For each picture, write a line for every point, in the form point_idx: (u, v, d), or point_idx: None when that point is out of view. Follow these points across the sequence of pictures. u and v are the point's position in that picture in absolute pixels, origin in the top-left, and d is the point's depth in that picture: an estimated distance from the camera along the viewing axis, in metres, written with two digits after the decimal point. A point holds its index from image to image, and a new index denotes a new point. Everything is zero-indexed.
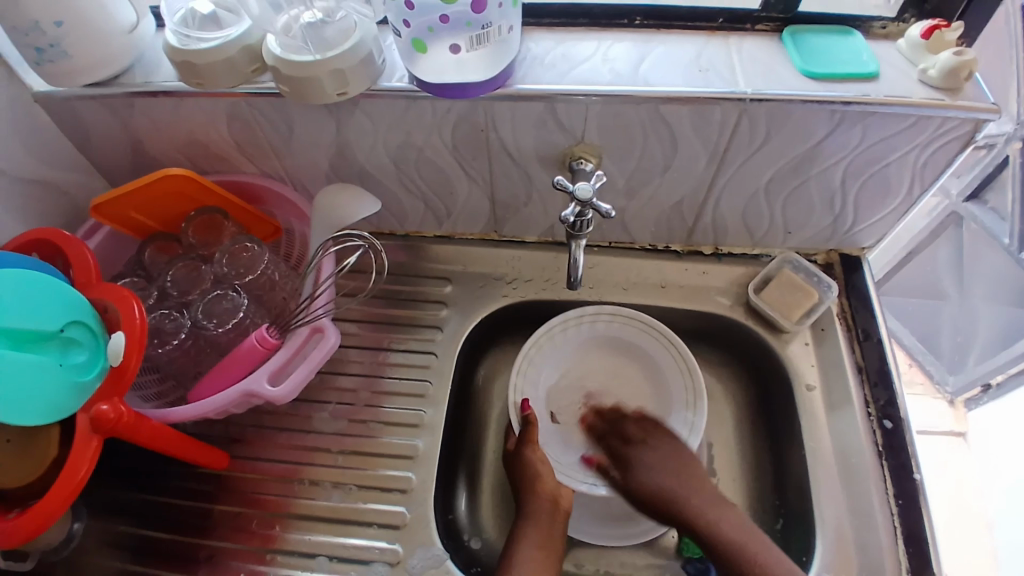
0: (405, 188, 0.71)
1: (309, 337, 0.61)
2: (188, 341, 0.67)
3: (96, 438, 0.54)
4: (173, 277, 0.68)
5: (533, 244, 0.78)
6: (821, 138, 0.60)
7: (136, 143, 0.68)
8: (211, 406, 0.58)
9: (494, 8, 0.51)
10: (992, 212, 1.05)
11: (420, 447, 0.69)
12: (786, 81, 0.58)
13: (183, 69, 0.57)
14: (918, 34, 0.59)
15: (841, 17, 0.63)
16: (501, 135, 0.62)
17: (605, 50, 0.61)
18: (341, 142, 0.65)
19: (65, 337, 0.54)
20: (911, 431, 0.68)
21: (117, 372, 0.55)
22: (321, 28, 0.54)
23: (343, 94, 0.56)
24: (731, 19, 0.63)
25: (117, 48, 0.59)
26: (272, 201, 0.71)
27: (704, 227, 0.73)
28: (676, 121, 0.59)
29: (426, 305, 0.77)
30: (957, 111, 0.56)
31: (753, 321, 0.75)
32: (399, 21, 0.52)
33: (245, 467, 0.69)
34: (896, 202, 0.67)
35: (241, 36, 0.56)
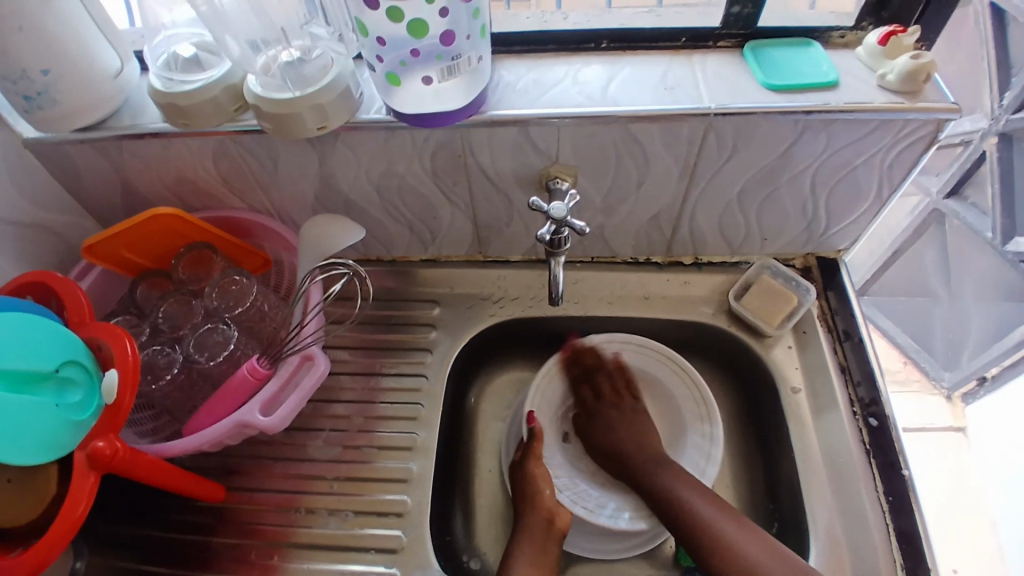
0: (389, 215, 0.72)
1: (299, 365, 0.62)
2: (181, 375, 0.67)
3: (94, 473, 0.55)
4: (165, 313, 0.70)
5: (517, 263, 0.80)
6: (789, 146, 0.62)
7: (126, 182, 0.70)
8: (205, 438, 0.59)
9: (464, 41, 0.53)
10: (974, 208, 1.07)
11: (414, 470, 0.70)
12: (749, 95, 0.60)
13: (168, 111, 0.59)
14: (875, 42, 0.62)
15: (801, 30, 0.65)
16: (479, 160, 0.64)
17: (575, 74, 0.63)
18: (325, 174, 0.66)
19: (61, 376, 0.55)
20: (897, 429, 0.68)
21: (113, 409, 0.56)
22: (300, 68, 0.57)
23: (323, 128, 0.58)
24: (695, 38, 0.65)
25: (104, 92, 0.61)
26: (260, 234, 0.72)
27: (682, 238, 0.75)
28: (646, 138, 0.61)
29: (417, 328, 0.78)
30: (917, 113, 0.58)
31: (737, 327, 0.76)
32: (372, 57, 0.54)
33: (242, 498, 0.70)
34: (867, 205, 0.69)
35: (224, 75, 0.58)
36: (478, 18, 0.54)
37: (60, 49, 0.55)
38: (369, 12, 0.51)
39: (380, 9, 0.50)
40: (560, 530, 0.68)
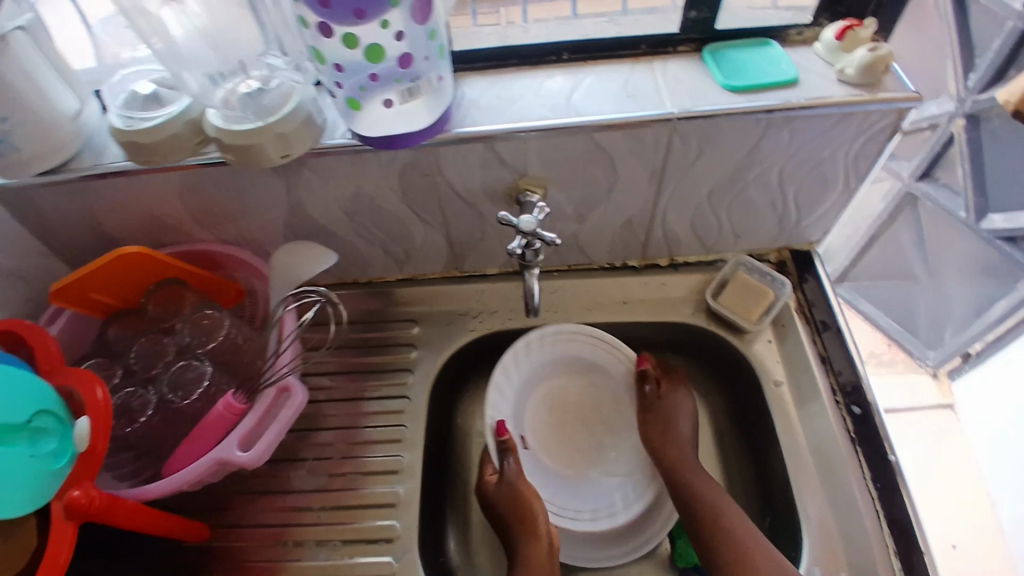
0: (362, 237, 0.72)
1: (276, 397, 0.62)
2: (156, 416, 0.66)
3: (72, 523, 0.54)
4: (138, 353, 0.69)
5: (494, 276, 0.79)
6: (755, 144, 0.62)
7: (94, 224, 0.69)
8: (184, 478, 0.58)
9: (421, 62, 0.54)
10: (946, 188, 1.08)
11: (402, 493, 0.69)
12: (711, 97, 0.60)
13: (131, 149, 0.57)
14: (832, 38, 0.62)
15: (758, 30, 0.66)
16: (448, 177, 0.64)
17: (538, 87, 0.63)
18: (294, 201, 0.66)
19: (33, 427, 0.53)
20: (880, 414, 0.69)
21: (86, 456, 0.56)
22: (259, 98, 0.56)
23: (287, 156, 0.57)
24: (654, 44, 0.66)
25: (65, 134, 0.60)
26: (232, 266, 0.71)
27: (657, 241, 0.75)
28: (612, 146, 0.61)
29: (397, 348, 0.77)
30: (878, 104, 0.59)
31: (716, 326, 0.76)
32: (331, 84, 0.54)
33: (230, 535, 0.69)
34: (836, 196, 0.70)
35: (184, 111, 0.57)
36: (435, 39, 0.54)
37: (18, 95, 0.54)
38: (324, 40, 0.50)
39: (334, 36, 0.50)
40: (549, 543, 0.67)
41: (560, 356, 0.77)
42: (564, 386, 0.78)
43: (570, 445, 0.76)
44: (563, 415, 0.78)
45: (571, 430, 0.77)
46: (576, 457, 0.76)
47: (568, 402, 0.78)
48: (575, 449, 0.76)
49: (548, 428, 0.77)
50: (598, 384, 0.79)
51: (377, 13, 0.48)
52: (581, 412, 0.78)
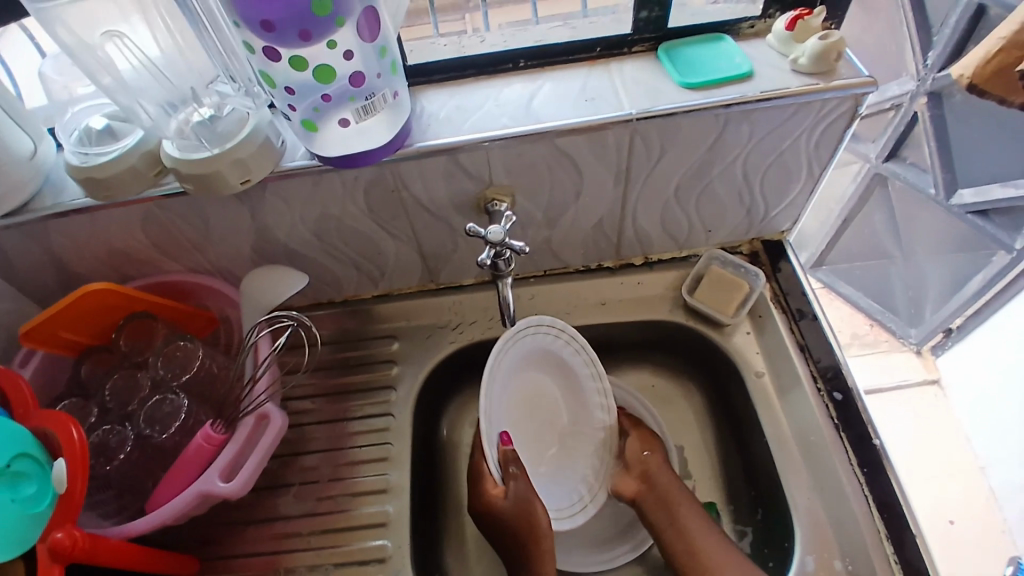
0: (333, 257, 0.71)
1: (255, 425, 0.61)
2: (135, 453, 0.65)
3: (58, 565, 0.53)
4: (112, 390, 0.68)
5: (471, 286, 0.79)
6: (716, 139, 0.63)
7: (59, 263, 0.68)
8: (167, 513, 0.57)
9: (375, 80, 0.53)
10: (914, 166, 1.10)
11: (391, 512, 0.69)
12: (668, 96, 0.60)
13: (88, 185, 0.57)
14: (783, 28, 0.63)
15: (711, 25, 0.66)
16: (414, 192, 0.64)
17: (496, 96, 0.63)
18: (260, 226, 0.65)
19: (13, 470, 0.53)
20: (861, 398, 0.70)
21: (66, 497, 0.54)
22: (213, 125, 0.56)
23: (248, 182, 0.57)
24: (609, 46, 0.66)
25: (22, 176, 0.59)
26: (202, 295, 0.70)
27: (629, 241, 0.76)
28: (575, 150, 0.61)
29: (378, 366, 0.77)
30: (832, 92, 0.59)
31: (695, 321, 0.77)
32: (285, 107, 0.54)
33: (219, 568, 0.67)
34: (801, 184, 0.70)
35: (139, 143, 0.57)
36: (387, 55, 0.53)
37: None
38: (272, 65, 0.50)
39: (282, 59, 0.49)
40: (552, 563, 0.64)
41: (533, 350, 0.67)
42: (527, 380, 0.70)
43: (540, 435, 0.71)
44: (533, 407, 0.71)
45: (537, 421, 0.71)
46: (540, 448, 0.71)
47: (536, 394, 0.71)
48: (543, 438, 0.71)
49: (523, 423, 0.70)
50: (563, 375, 0.72)
51: (324, 34, 0.48)
52: (547, 403, 0.72)
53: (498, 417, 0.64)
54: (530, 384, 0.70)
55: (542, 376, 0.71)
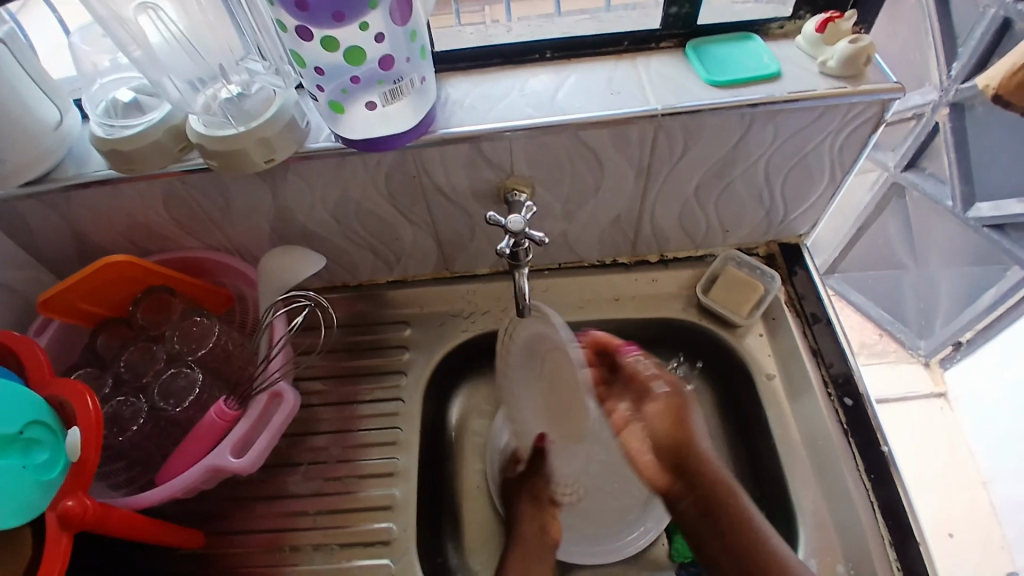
0: (350, 240, 0.72)
1: (268, 403, 0.61)
2: (148, 425, 0.66)
3: (67, 533, 0.54)
4: (127, 362, 0.69)
5: (485, 275, 0.79)
6: (739, 138, 0.62)
7: (79, 233, 0.68)
8: (178, 486, 0.57)
9: (404, 64, 0.53)
10: (932, 177, 1.09)
11: (398, 496, 0.69)
12: (693, 92, 0.60)
13: (113, 157, 0.57)
14: (813, 30, 0.63)
15: (740, 24, 0.66)
16: (435, 179, 0.64)
17: (521, 86, 0.63)
18: (280, 206, 0.66)
19: (25, 438, 0.53)
20: (871, 404, 0.69)
21: (78, 467, 0.55)
22: (240, 102, 0.57)
23: (271, 161, 0.57)
24: (636, 41, 0.66)
25: (47, 144, 0.59)
26: (218, 271, 0.71)
27: (646, 237, 0.75)
28: (597, 144, 0.61)
29: (389, 351, 0.77)
30: (860, 96, 0.59)
31: (707, 321, 0.77)
32: (313, 87, 0.53)
33: (225, 542, 0.68)
34: (822, 188, 0.70)
35: (165, 117, 0.57)
36: (416, 40, 0.53)
37: None
38: (304, 44, 0.50)
39: (313, 39, 0.49)
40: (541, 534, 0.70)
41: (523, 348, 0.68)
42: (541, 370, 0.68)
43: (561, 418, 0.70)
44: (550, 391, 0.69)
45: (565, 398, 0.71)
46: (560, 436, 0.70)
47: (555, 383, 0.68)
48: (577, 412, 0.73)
49: (549, 412, 0.69)
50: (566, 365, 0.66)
51: (357, 15, 0.48)
52: (568, 390, 0.67)
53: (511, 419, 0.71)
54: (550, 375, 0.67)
55: (560, 364, 0.66)
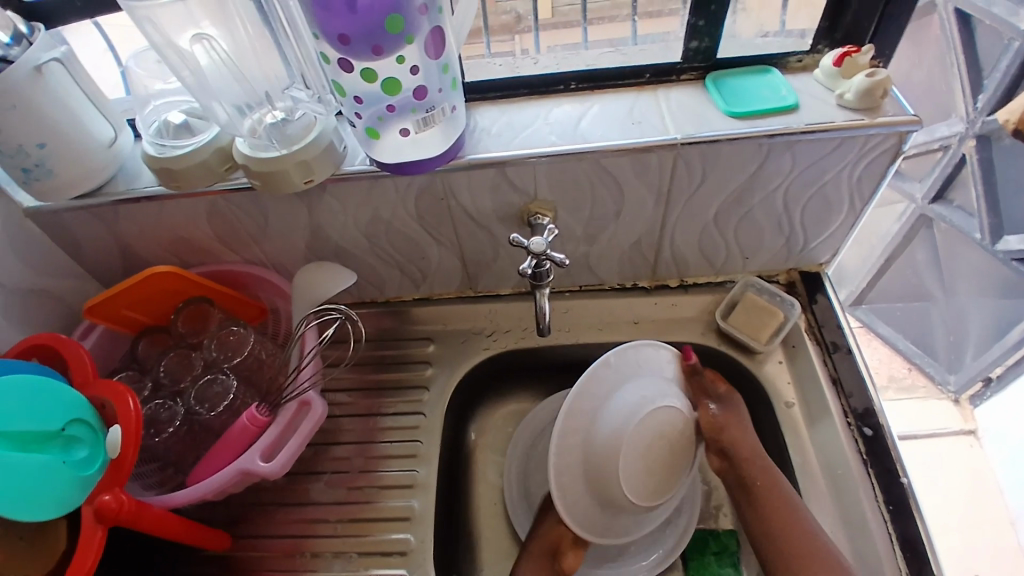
0: (379, 258, 0.75)
1: (297, 411, 0.64)
2: (183, 428, 0.69)
3: (101, 527, 0.56)
4: (166, 367, 0.72)
5: (508, 296, 0.81)
6: (758, 167, 0.64)
7: (126, 245, 0.73)
8: (208, 487, 0.60)
9: (436, 94, 0.56)
10: (960, 210, 1.08)
11: (416, 507, 0.71)
12: (712, 122, 0.63)
13: (162, 174, 0.62)
14: (831, 63, 0.65)
15: (759, 57, 0.68)
16: (462, 202, 0.67)
17: (546, 114, 0.66)
18: (315, 224, 0.69)
19: (66, 435, 0.57)
20: (892, 436, 0.69)
21: (116, 464, 0.58)
22: (284, 127, 0.61)
23: (310, 182, 0.61)
24: (658, 73, 0.68)
25: (99, 161, 0.64)
26: (253, 285, 0.74)
27: (666, 261, 0.77)
28: (618, 171, 0.64)
29: (412, 366, 0.80)
30: (878, 128, 0.60)
31: (727, 346, 0.77)
32: (351, 114, 0.57)
33: (249, 546, 0.70)
34: (841, 217, 0.71)
35: (213, 140, 0.62)
36: (449, 72, 0.57)
37: (50, 120, 0.58)
38: (344, 75, 0.53)
39: (354, 71, 0.53)
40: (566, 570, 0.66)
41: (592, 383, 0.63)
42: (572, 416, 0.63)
43: (626, 497, 0.63)
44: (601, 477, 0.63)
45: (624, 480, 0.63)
46: (604, 496, 0.65)
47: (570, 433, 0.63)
48: (653, 460, 0.65)
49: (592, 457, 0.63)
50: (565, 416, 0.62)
51: (394, 49, 0.51)
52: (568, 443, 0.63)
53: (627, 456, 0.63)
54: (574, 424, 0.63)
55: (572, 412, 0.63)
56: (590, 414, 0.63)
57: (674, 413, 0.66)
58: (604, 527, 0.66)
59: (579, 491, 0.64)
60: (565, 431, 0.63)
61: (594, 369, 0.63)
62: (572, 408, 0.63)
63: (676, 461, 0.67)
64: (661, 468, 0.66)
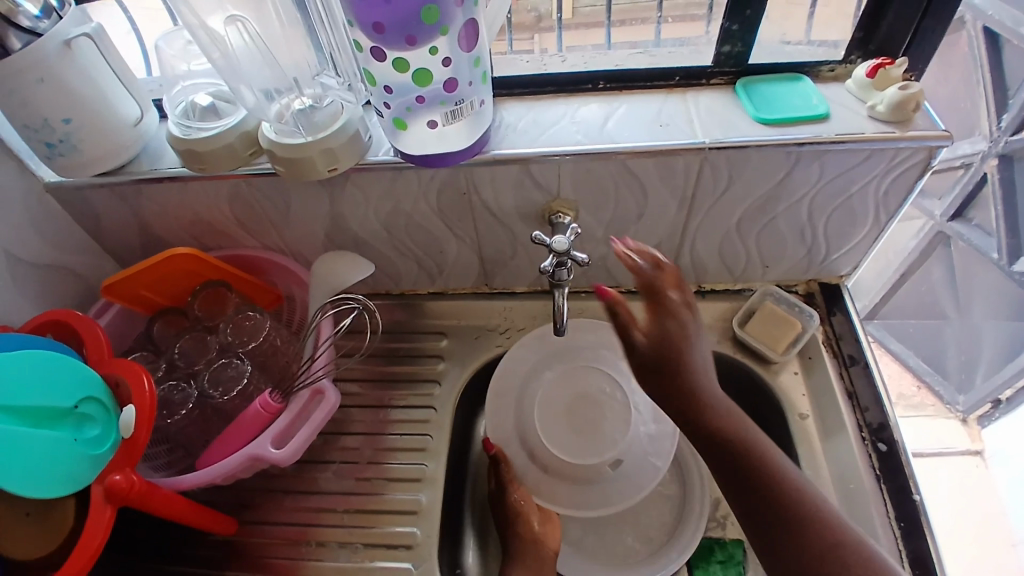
0: (397, 250, 0.75)
1: (310, 399, 0.63)
2: (196, 411, 0.70)
3: (110, 507, 0.56)
4: (181, 350, 0.72)
5: (523, 294, 0.81)
6: (785, 176, 0.63)
7: (145, 225, 0.73)
8: (218, 471, 0.60)
9: (466, 87, 0.56)
10: (979, 228, 1.08)
11: (424, 501, 0.71)
12: (740, 128, 0.62)
13: (187, 156, 0.62)
14: (864, 74, 0.64)
15: (792, 65, 0.68)
16: (484, 197, 0.66)
17: (573, 113, 0.66)
18: (335, 213, 0.69)
19: (79, 412, 0.57)
20: (906, 453, 0.68)
21: (129, 444, 0.58)
22: (311, 114, 0.60)
23: (334, 170, 0.60)
24: (688, 76, 0.68)
25: (124, 140, 0.64)
26: (270, 270, 0.74)
27: (685, 267, 0.76)
28: (644, 173, 0.63)
29: (424, 360, 0.79)
30: (908, 142, 0.60)
31: (742, 355, 0.77)
32: (380, 104, 0.57)
33: (254, 532, 0.70)
34: (865, 230, 0.70)
35: (239, 123, 0.61)
36: (479, 66, 0.56)
37: (78, 96, 0.58)
38: (375, 63, 0.53)
39: (386, 60, 0.53)
40: (553, 549, 0.70)
41: (524, 355, 0.75)
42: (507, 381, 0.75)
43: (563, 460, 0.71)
44: (549, 457, 0.72)
45: (562, 455, 0.71)
46: (556, 468, 0.71)
47: (508, 398, 0.74)
48: (578, 423, 0.73)
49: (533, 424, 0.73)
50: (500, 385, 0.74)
51: (427, 40, 0.51)
52: (507, 408, 0.74)
53: (548, 418, 0.73)
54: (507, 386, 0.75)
55: (510, 381, 0.75)
56: (521, 382, 0.75)
57: (586, 373, 0.75)
58: (598, 500, 0.70)
59: (542, 471, 0.72)
60: (500, 422, 0.74)
61: (512, 358, 0.75)
62: (503, 396, 0.74)
63: (611, 414, 0.73)
64: (598, 429, 0.72)
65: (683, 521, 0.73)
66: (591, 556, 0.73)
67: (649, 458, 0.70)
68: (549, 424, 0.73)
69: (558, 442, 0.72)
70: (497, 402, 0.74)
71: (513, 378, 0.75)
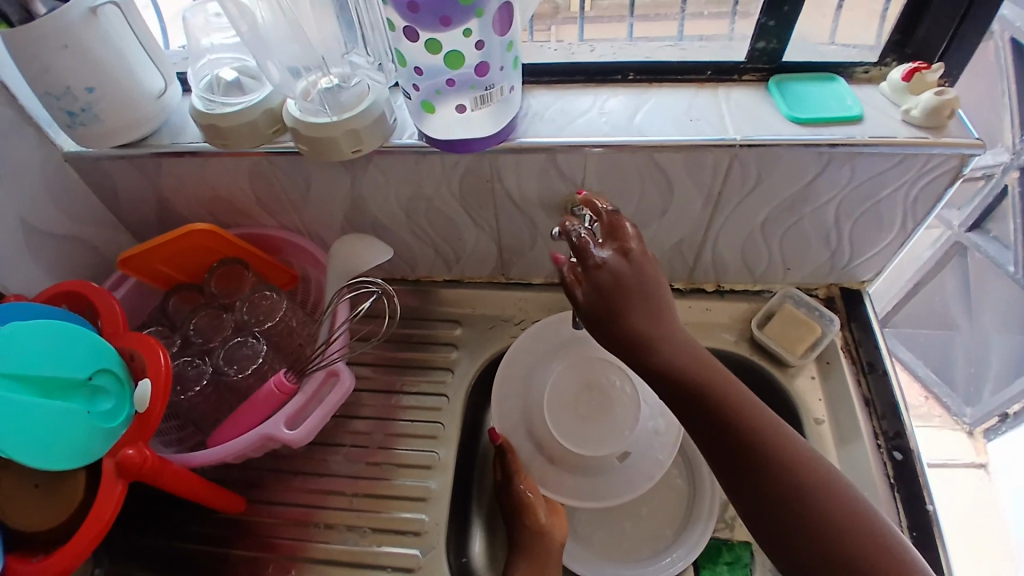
0: (415, 236, 0.74)
1: (324, 381, 0.63)
2: (209, 388, 0.69)
3: (122, 482, 0.56)
4: (196, 326, 0.72)
5: (539, 285, 0.81)
6: (813, 177, 0.63)
7: (163, 199, 0.72)
8: (231, 450, 0.59)
9: (497, 72, 0.55)
10: (996, 241, 1.06)
11: (432, 488, 0.70)
12: (773, 126, 0.61)
13: (209, 131, 0.61)
14: (899, 77, 0.62)
15: (825, 65, 0.66)
16: (507, 185, 0.65)
17: (601, 104, 0.65)
18: (355, 195, 0.68)
19: (93, 384, 0.57)
20: (922, 463, 0.68)
21: (143, 418, 0.57)
22: (337, 94, 0.60)
23: (358, 152, 0.60)
24: (719, 72, 0.67)
25: (147, 112, 0.63)
26: (287, 251, 0.74)
27: (704, 266, 0.76)
28: (671, 167, 0.62)
29: (438, 347, 0.79)
30: (942, 148, 0.59)
31: (759, 356, 0.76)
32: (408, 86, 0.56)
33: (261, 511, 0.70)
34: (891, 236, 0.69)
35: (264, 100, 0.61)
36: (511, 51, 0.55)
37: (102, 65, 0.58)
38: (408, 43, 0.52)
39: (418, 41, 0.52)
40: (559, 542, 0.69)
41: (534, 345, 0.75)
42: (514, 367, 0.74)
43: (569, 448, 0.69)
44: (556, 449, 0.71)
45: (568, 443, 0.69)
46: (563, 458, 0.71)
47: (517, 387, 0.74)
48: (587, 412, 0.71)
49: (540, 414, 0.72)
50: (508, 376, 0.74)
51: (462, 22, 0.50)
52: (517, 399, 0.74)
53: (554, 404, 0.71)
54: (519, 376, 0.74)
55: (519, 370, 0.74)
56: (528, 370, 0.74)
57: (595, 364, 0.73)
58: (602, 490, 0.69)
59: (548, 462, 0.72)
60: (504, 412, 0.74)
61: (518, 348, 0.75)
62: (508, 384, 0.74)
63: (621, 407, 0.71)
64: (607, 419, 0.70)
65: (691, 520, 0.73)
66: (597, 551, 0.73)
67: (652, 451, 0.70)
68: (557, 409, 0.71)
69: (564, 428, 0.70)
70: (504, 390, 0.74)
71: (519, 367, 0.74)
